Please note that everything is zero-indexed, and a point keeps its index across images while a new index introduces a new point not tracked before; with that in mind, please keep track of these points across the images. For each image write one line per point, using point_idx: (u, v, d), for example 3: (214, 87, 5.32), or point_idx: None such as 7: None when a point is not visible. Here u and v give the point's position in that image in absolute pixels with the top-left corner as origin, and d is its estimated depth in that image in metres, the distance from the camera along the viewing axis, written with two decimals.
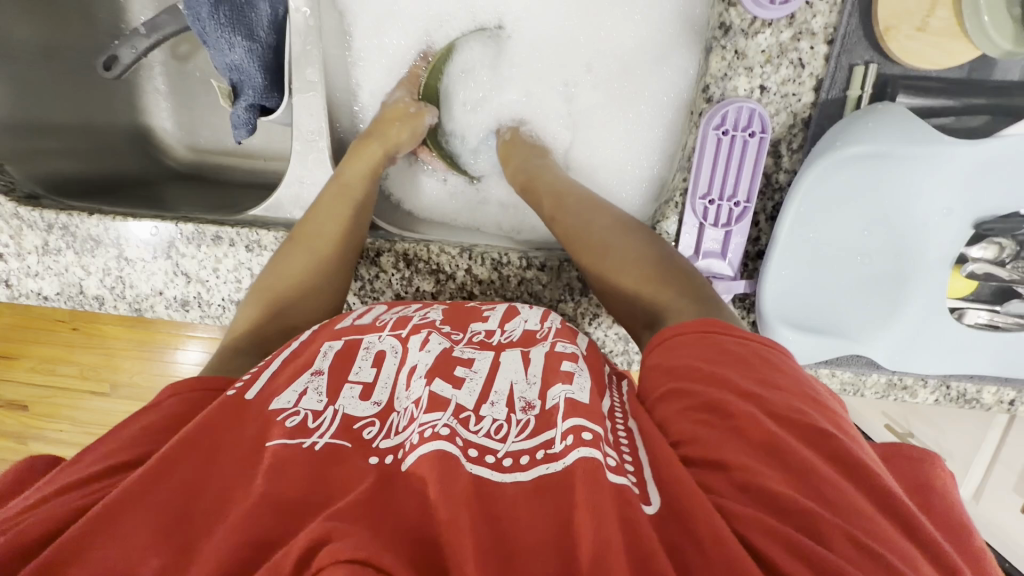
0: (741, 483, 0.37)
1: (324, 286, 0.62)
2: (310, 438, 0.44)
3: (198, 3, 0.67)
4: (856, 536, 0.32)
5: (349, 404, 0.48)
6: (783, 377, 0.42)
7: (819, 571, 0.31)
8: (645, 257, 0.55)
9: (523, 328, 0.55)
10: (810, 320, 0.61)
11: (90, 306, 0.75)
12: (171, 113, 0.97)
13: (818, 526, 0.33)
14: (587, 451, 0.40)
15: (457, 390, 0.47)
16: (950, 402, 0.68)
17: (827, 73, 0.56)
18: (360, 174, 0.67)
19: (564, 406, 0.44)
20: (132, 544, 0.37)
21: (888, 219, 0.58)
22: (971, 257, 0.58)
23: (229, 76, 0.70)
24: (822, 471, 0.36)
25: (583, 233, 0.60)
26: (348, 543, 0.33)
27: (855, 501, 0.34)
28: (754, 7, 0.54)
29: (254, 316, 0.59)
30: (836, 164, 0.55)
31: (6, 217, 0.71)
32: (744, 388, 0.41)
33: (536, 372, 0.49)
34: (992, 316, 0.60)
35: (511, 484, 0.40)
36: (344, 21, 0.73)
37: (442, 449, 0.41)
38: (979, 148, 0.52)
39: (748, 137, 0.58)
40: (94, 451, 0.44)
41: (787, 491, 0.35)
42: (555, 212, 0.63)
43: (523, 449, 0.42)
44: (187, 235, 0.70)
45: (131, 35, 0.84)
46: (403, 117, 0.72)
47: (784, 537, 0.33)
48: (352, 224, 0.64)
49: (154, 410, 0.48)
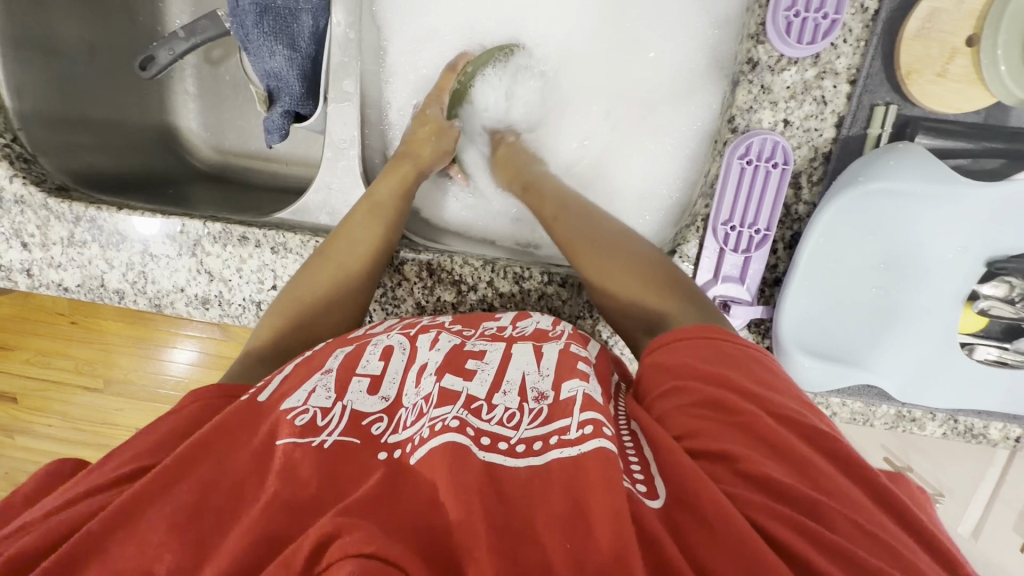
0: (746, 473, 0.38)
1: (350, 298, 0.62)
2: (320, 436, 0.43)
3: (243, 13, 0.69)
4: (853, 519, 0.35)
5: (357, 398, 0.48)
6: (777, 379, 0.45)
7: (831, 552, 0.33)
8: (644, 263, 0.57)
9: (535, 326, 0.56)
10: (824, 348, 0.62)
11: (110, 300, 0.75)
12: (199, 114, 0.99)
13: (821, 510, 0.36)
14: (606, 443, 0.40)
15: (468, 382, 0.49)
16: (957, 436, 0.69)
17: (849, 112, 0.59)
18: (392, 192, 0.68)
19: (581, 399, 0.44)
20: (152, 541, 0.37)
21: (904, 253, 0.60)
22: (982, 294, 0.60)
23: (267, 82, 0.72)
24: (818, 462, 0.39)
25: (586, 229, 0.62)
26: (357, 537, 0.34)
27: (848, 491, 0.37)
28: (781, 44, 0.57)
29: (280, 323, 0.59)
30: (854, 199, 0.57)
31: (35, 207, 0.72)
32: (742, 387, 0.43)
33: (549, 364, 0.50)
34: (1001, 353, 0.61)
35: (524, 469, 0.41)
36: (380, 36, 0.75)
37: (454, 441, 0.41)
38: (992, 190, 0.54)
39: (772, 168, 0.60)
40: (118, 453, 0.44)
41: (789, 480, 0.37)
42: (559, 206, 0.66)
43: (536, 435, 0.43)
44: (214, 235, 0.71)
45: (170, 38, 0.86)
46: (437, 134, 0.73)
47: (794, 522, 0.35)
48: (382, 241, 0.65)
49: (175, 415, 0.47)
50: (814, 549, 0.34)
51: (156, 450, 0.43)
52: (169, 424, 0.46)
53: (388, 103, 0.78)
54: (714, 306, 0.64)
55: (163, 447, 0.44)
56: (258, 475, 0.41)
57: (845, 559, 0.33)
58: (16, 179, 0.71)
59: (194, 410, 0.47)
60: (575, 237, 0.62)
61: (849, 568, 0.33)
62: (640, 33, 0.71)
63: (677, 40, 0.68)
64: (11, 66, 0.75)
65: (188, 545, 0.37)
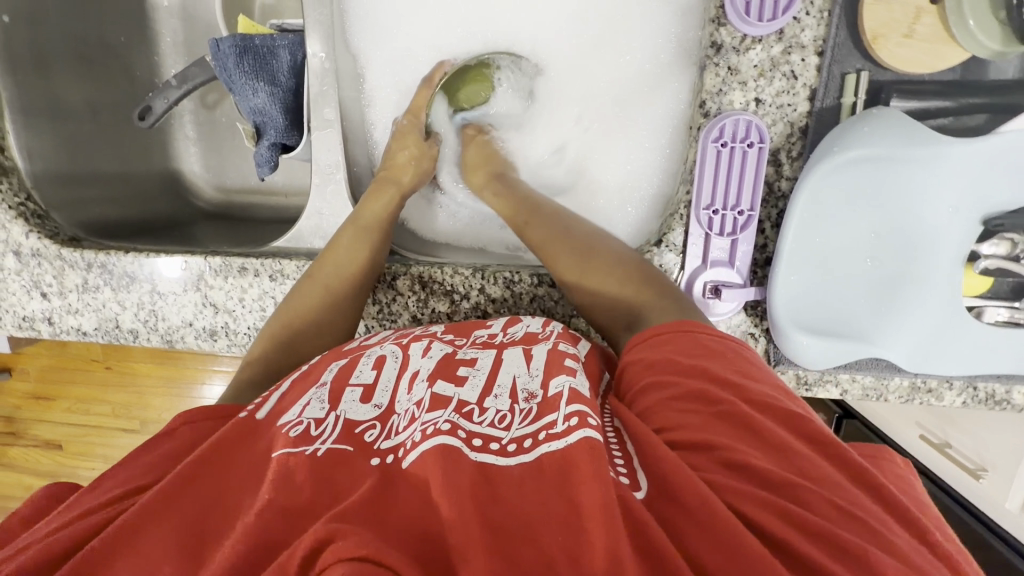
0: (728, 462, 0.39)
1: (335, 320, 0.64)
2: (312, 445, 0.45)
3: (224, 54, 0.72)
4: (829, 498, 0.36)
5: (349, 408, 0.49)
6: (753, 369, 0.46)
7: (814, 536, 0.34)
8: (618, 258, 0.59)
9: (524, 330, 0.56)
10: (824, 325, 0.60)
11: (125, 340, 0.78)
12: (200, 157, 1.03)
13: (801, 494, 0.36)
14: (591, 432, 0.40)
15: (459, 388, 0.49)
16: (979, 404, 0.66)
17: (820, 83, 0.58)
18: (376, 213, 0.69)
19: (568, 393, 0.45)
20: (153, 554, 0.39)
21: (895, 222, 0.58)
22: (982, 253, 0.58)
23: (253, 118, 0.75)
24: (797, 446, 0.39)
25: (563, 237, 0.63)
26: (350, 542, 0.34)
27: (828, 472, 0.38)
28: (742, 25, 0.57)
29: (268, 347, 0.61)
30: (837, 168, 0.55)
31: (50, 258, 0.76)
32: (721, 377, 0.44)
33: (538, 366, 0.50)
34: (1012, 312, 0.60)
35: (516, 466, 0.41)
36: (357, 64, 0.77)
37: (445, 442, 0.42)
38: (976, 147, 0.53)
39: (747, 148, 0.60)
40: (116, 475, 0.46)
41: (768, 466, 0.38)
42: (529, 220, 0.66)
43: (527, 433, 0.43)
44: (215, 268, 0.74)
45: (164, 86, 0.88)
46: (416, 156, 0.75)
47: (777, 507, 0.35)
48: (364, 262, 0.66)
49: (170, 438, 0.48)
50: (800, 536, 0.34)
51: (155, 469, 0.46)
52: (169, 444, 0.48)
53: (371, 126, 0.81)
54: (704, 291, 0.63)
55: (161, 466, 0.46)
56: (255, 488, 0.43)
57: (826, 540, 0.33)
58: (31, 234, 0.76)
59: (188, 431, 0.49)
60: (550, 245, 0.63)
61: (835, 555, 0.33)
62: (607, 30, 0.71)
63: (640, 32, 0.69)
64: (21, 131, 0.79)
65: (186, 560, 0.39)
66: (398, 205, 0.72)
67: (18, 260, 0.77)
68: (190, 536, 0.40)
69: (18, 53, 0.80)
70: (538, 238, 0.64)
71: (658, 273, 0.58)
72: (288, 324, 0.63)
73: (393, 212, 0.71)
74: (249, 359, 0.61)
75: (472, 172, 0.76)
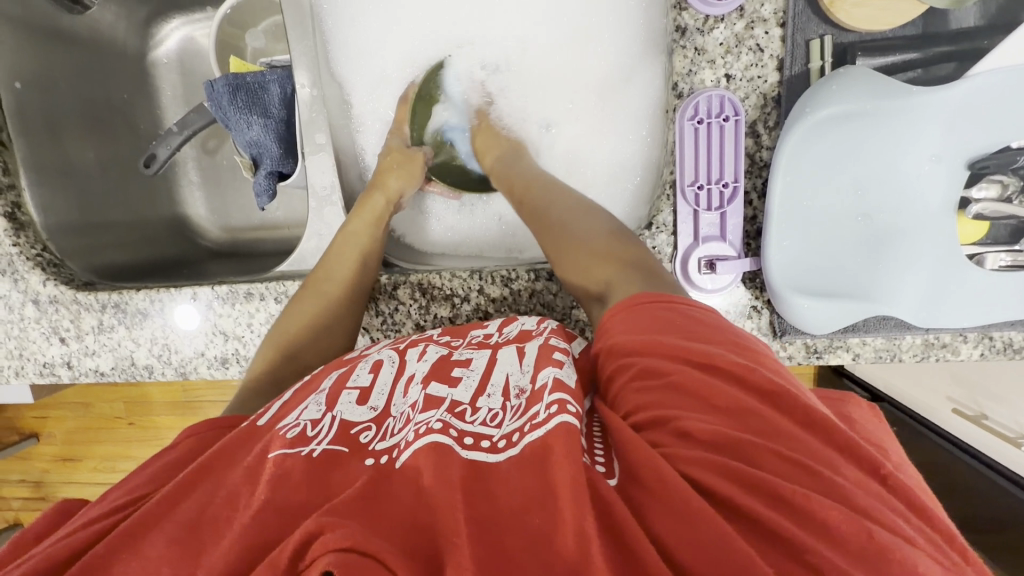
0: (682, 432, 0.38)
1: (333, 327, 0.66)
2: (309, 445, 0.46)
3: (219, 94, 0.77)
4: (783, 456, 0.36)
5: (347, 409, 0.50)
6: (714, 331, 0.44)
7: (769, 497, 0.34)
8: (594, 234, 0.59)
9: (519, 328, 0.57)
10: (824, 287, 0.59)
11: (141, 376, 0.80)
12: (205, 200, 1.07)
13: (753, 455, 0.36)
14: (569, 418, 0.41)
15: (452, 388, 0.50)
16: (998, 355, 0.65)
17: (786, 53, 0.60)
18: (365, 224, 0.71)
19: (552, 382, 0.45)
20: (152, 556, 0.40)
21: (878, 177, 0.60)
22: (974, 198, 0.60)
23: (250, 151, 0.79)
24: (750, 408, 0.38)
25: (547, 213, 0.64)
26: (338, 533, 0.35)
27: (783, 428, 0.37)
28: (704, 7, 0.60)
29: (270, 357, 0.63)
30: (814, 128, 0.56)
31: (67, 303, 0.79)
32: (674, 347, 0.43)
33: (530, 360, 0.51)
34: (1014, 256, 0.60)
35: (505, 461, 0.41)
36: (344, 91, 0.79)
37: (437, 440, 0.43)
38: (950, 93, 0.54)
39: (724, 122, 0.61)
40: (116, 489, 0.46)
41: (722, 435, 0.37)
42: (523, 195, 0.68)
43: (514, 428, 0.43)
44: (223, 296, 0.76)
45: (166, 134, 0.93)
46: (399, 164, 0.77)
47: (731, 473, 0.35)
48: (359, 273, 0.68)
49: (167, 453, 0.49)
50: (753, 498, 0.34)
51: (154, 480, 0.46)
52: (169, 456, 0.49)
53: (361, 148, 0.83)
54: (699, 267, 0.63)
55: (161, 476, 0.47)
56: (250, 486, 0.43)
57: (778, 500, 0.34)
58: (49, 282, 0.79)
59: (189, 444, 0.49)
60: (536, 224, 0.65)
61: (791, 516, 0.33)
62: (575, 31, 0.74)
63: (603, 29, 0.71)
64: (37, 189, 0.83)
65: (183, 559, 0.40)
66: (383, 215, 0.73)
67: (37, 308, 0.80)
68: (188, 535, 0.41)
69: (31, 119, 0.85)
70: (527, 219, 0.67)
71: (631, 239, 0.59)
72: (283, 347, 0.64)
73: (383, 219, 0.73)
74: (253, 370, 0.63)
75: (482, 144, 0.79)
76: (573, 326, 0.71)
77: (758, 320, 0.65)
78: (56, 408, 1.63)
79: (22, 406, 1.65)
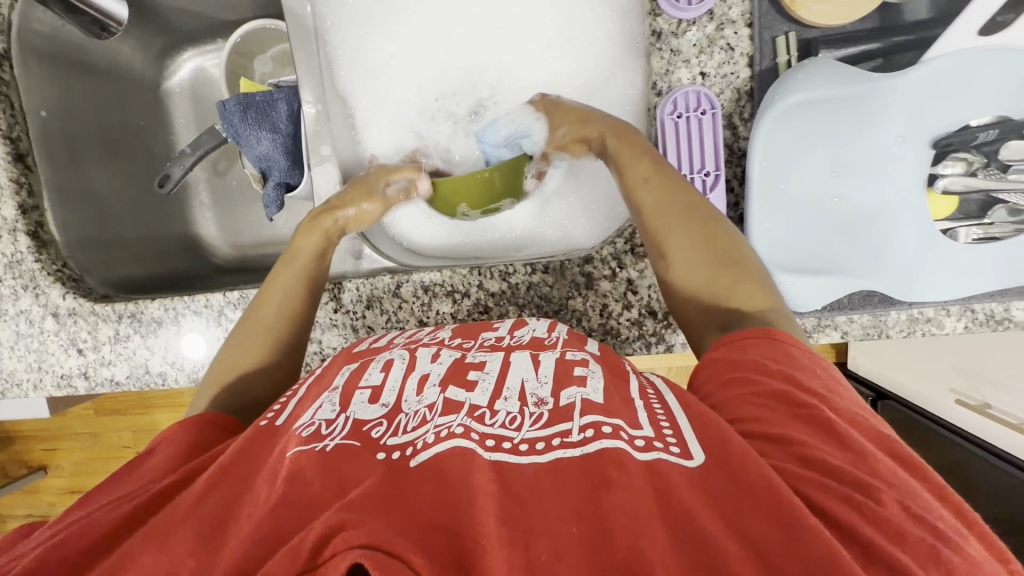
0: (799, 454, 0.41)
1: (276, 358, 0.65)
2: (323, 441, 0.48)
3: (230, 114, 0.83)
4: (904, 504, 0.37)
5: (359, 409, 0.52)
6: (842, 388, 0.47)
7: (875, 523, 0.36)
8: (729, 253, 0.56)
9: (531, 335, 0.60)
10: (805, 264, 0.62)
11: (156, 383, 0.83)
12: (215, 220, 1.12)
13: (874, 490, 0.38)
14: (610, 444, 0.43)
15: (471, 392, 0.51)
16: (981, 327, 0.65)
17: (755, 50, 0.65)
18: (311, 251, 0.72)
19: (580, 405, 0.48)
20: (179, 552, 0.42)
21: (850, 160, 0.63)
22: (941, 174, 0.63)
23: (259, 165, 0.84)
24: (876, 454, 0.41)
25: (680, 208, 0.58)
26: (360, 531, 0.37)
27: (907, 482, 0.39)
28: (676, 12, 0.65)
29: (212, 391, 0.62)
30: (782, 115, 0.60)
31: (85, 315, 0.83)
32: (811, 388, 0.45)
33: (547, 373, 0.52)
34: (986, 228, 0.62)
35: (530, 466, 0.43)
36: (347, 105, 0.82)
37: (459, 445, 0.45)
38: (909, 77, 0.58)
39: (701, 115, 0.65)
40: (132, 474, 0.51)
41: (834, 460, 0.40)
42: (653, 173, 0.60)
43: (538, 436, 0.46)
44: (234, 302, 0.80)
45: (180, 155, 0.98)
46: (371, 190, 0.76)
47: (844, 496, 0.38)
48: (300, 303, 0.68)
49: (179, 436, 0.55)
50: (861, 521, 0.36)
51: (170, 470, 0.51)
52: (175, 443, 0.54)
53: None
54: None
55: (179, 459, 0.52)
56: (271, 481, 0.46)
57: (894, 533, 0.36)
58: (68, 295, 0.83)
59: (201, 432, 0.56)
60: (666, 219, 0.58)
61: (895, 542, 0.35)
62: None
63: None
64: (57, 207, 0.89)
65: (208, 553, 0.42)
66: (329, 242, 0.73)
67: (57, 321, 0.83)
68: (206, 532, 0.43)
69: (55, 146, 0.91)
70: (652, 211, 0.60)
71: (765, 277, 0.56)
72: (233, 369, 0.64)
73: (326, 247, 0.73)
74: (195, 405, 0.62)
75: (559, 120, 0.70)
76: (569, 317, 0.73)
77: None
78: (65, 439, 1.64)
79: (30, 438, 1.66)
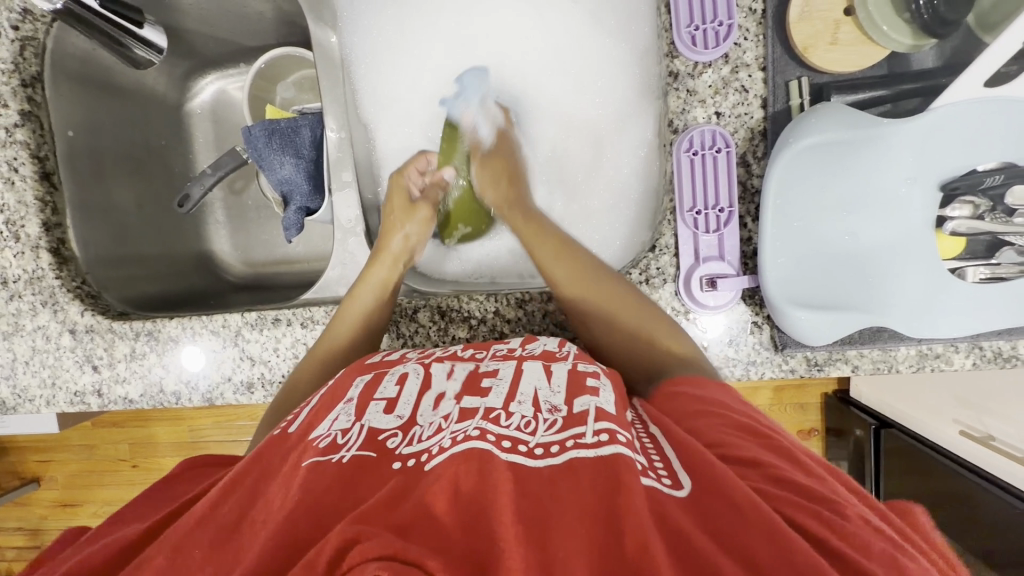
0: (773, 475, 0.43)
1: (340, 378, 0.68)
2: (340, 452, 0.49)
3: (255, 138, 0.85)
4: (867, 521, 0.39)
5: (374, 417, 0.53)
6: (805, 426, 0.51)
7: (843, 535, 0.37)
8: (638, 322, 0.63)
9: (543, 347, 0.61)
10: (817, 298, 0.63)
11: (169, 402, 0.83)
12: (229, 238, 1.13)
13: (841, 509, 0.40)
14: (622, 448, 0.43)
15: (485, 397, 0.52)
16: (990, 364, 0.67)
17: (768, 92, 0.67)
18: (376, 267, 0.74)
19: (594, 410, 0.48)
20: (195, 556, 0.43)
21: (861, 199, 0.66)
22: (949, 217, 0.65)
23: (280, 189, 0.86)
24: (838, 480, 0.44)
25: (583, 289, 0.65)
26: (375, 541, 0.37)
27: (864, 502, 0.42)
28: (692, 54, 0.67)
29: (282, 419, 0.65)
30: (796, 155, 0.61)
31: (102, 332, 0.84)
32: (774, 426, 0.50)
33: (559, 381, 0.53)
34: (993, 269, 0.64)
35: (546, 467, 0.44)
36: (369, 132, 0.86)
37: (478, 446, 0.45)
38: (916, 123, 0.61)
39: (716, 153, 0.67)
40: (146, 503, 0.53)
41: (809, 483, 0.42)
42: (551, 259, 0.69)
43: (553, 440, 0.46)
44: (251, 323, 0.81)
45: (200, 176, 0.99)
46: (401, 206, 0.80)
47: (818, 515, 0.39)
48: (365, 323, 0.70)
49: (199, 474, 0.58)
50: (838, 539, 0.37)
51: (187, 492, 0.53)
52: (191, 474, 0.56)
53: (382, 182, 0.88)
54: (702, 284, 0.68)
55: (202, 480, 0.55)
56: (285, 490, 0.47)
57: (859, 544, 0.37)
58: (86, 312, 0.84)
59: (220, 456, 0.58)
60: (590, 290, 0.65)
61: (864, 553, 0.36)
62: (576, 73, 0.81)
63: (610, 73, 0.78)
64: (78, 224, 0.90)
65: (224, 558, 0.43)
66: (402, 262, 0.77)
67: (73, 338, 0.84)
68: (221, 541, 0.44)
69: (81, 165, 0.92)
70: (565, 282, 0.66)
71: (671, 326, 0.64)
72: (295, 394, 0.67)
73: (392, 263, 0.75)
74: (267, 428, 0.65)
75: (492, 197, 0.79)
76: None
77: (759, 335, 0.69)
78: (60, 452, 1.63)
79: (26, 449, 1.64)
